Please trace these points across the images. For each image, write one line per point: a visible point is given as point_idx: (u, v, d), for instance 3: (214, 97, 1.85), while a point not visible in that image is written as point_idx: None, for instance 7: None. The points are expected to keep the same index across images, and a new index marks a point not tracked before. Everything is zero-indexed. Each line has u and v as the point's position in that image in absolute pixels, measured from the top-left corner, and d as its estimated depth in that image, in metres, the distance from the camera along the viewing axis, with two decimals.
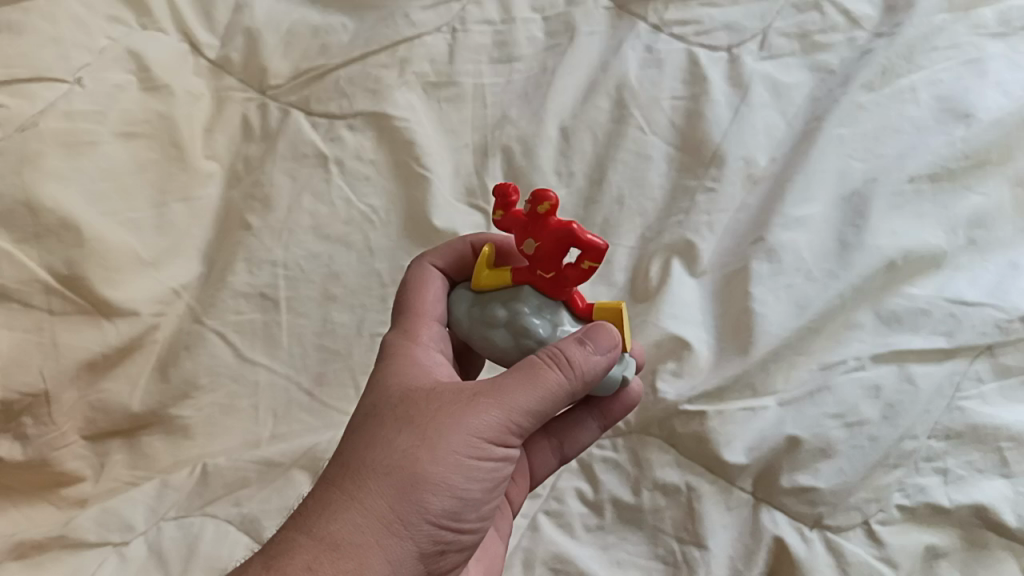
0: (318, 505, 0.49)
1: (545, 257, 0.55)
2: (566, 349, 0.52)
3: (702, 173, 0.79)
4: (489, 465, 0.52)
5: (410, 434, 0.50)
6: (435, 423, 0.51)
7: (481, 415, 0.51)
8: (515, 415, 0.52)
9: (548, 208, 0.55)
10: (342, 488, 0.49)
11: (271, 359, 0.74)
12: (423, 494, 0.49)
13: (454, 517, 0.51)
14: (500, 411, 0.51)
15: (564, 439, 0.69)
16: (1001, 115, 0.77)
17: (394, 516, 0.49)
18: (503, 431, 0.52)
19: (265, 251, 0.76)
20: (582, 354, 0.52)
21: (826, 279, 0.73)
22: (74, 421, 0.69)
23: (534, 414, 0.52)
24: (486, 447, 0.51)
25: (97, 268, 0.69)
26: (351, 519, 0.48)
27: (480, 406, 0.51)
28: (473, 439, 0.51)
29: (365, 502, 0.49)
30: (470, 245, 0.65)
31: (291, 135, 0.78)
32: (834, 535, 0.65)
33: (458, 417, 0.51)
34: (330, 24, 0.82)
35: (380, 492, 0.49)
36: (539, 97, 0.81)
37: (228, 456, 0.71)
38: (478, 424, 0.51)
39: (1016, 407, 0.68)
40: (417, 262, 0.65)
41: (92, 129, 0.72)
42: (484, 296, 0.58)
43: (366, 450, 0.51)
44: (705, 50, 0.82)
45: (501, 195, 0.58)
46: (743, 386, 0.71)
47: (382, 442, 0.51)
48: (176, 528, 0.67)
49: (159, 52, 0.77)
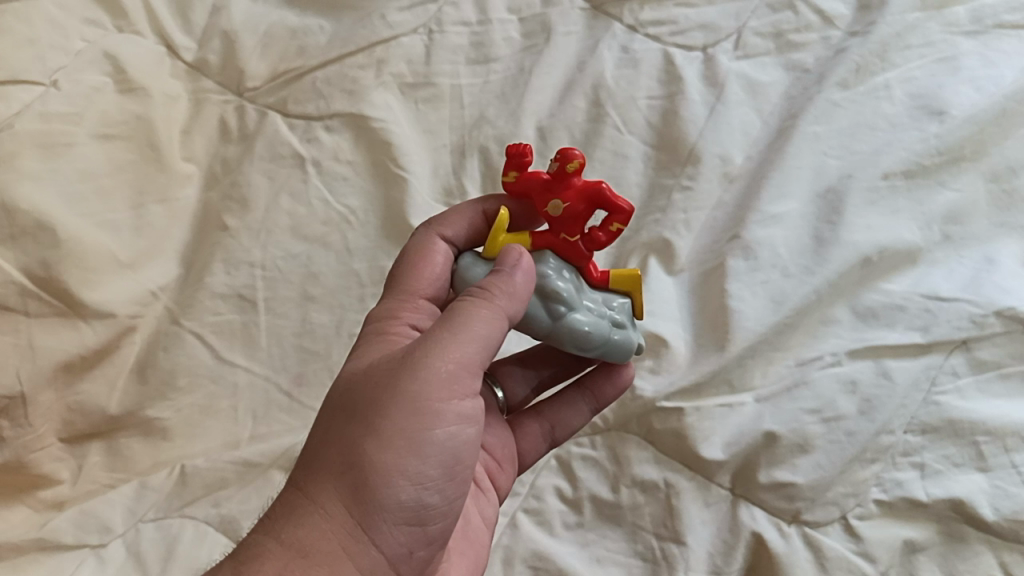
0: (282, 515, 0.50)
1: (572, 219, 0.57)
2: (488, 281, 0.53)
3: (679, 171, 0.79)
4: (440, 436, 0.50)
5: (354, 424, 0.50)
6: (376, 406, 0.50)
7: (417, 386, 0.50)
8: (454, 374, 0.50)
9: (576, 167, 0.57)
10: (301, 494, 0.50)
11: (250, 360, 0.74)
12: (375, 483, 0.49)
13: (417, 501, 0.50)
14: (435, 376, 0.50)
15: (555, 422, 0.71)
16: (974, 110, 0.77)
17: (353, 515, 0.49)
18: (445, 398, 0.50)
19: (243, 252, 0.76)
20: (504, 280, 0.53)
21: (801, 275, 0.74)
22: (51, 423, 0.69)
23: (473, 366, 0.51)
24: (431, 418, 0.50)
25: (73, 269, 0.69)
26: (311, 527, 0.49)
27: (415, 376, 0.50)
28: (414, 412, 0.50)
29: (323, 505, 0.49)
30: (483, 212, 0.65)
31: (269, 136, 0.79)
32: (812, 530, 0.66)
33: (396, 394, 0.50)
34: (307, 26, 0.83)
35: (336, 493, 0.49)
36: (516, 97, 0.81)
37: (206, 457, 0.71)
38: (415, 395, 0.50)
39: (992, 401, 0.68)
40: (426, 231, 0.64)
41: (69, 131, 0.72)
42: None
43: (320, 450, 0.51)
44: (681, 50, 0.83)
45: (518, 156, 0.60)
46: (721, 381, 0.71)
47: (333, 438, 0.51)
48: (154, 530, 0.68)
49: (136, 55, 0.77)
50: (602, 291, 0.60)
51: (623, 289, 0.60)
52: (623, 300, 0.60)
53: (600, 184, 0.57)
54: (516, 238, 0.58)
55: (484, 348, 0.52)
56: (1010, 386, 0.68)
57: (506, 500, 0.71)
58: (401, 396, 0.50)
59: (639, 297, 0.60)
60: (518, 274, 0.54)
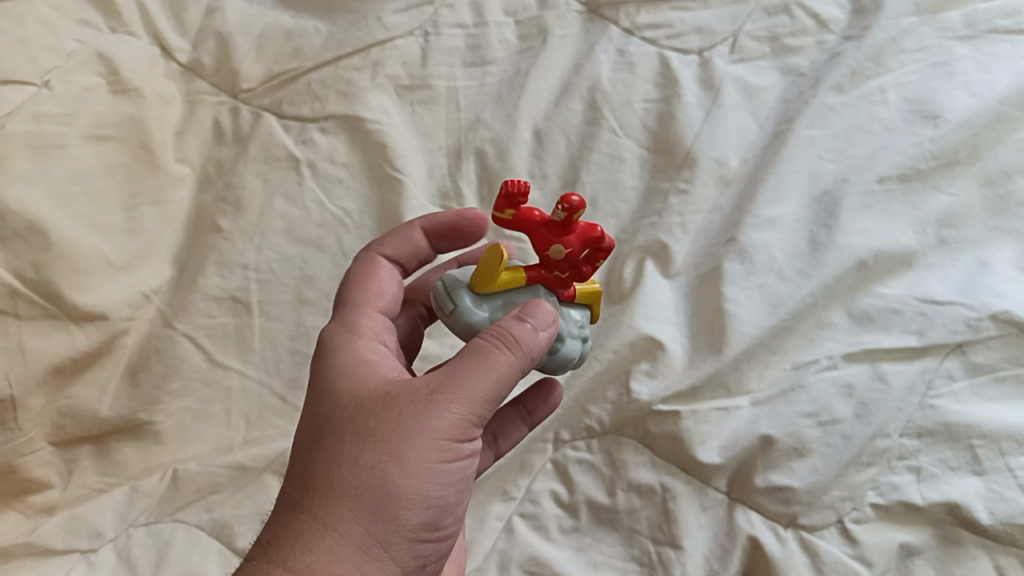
0: (291, 537, 0.48)
1: (569, 261, 0.57)
2: (511, 327, 0.53)
3: (675, 174, 0.79)
4: (458, 466, 0.52)
5: (373, 450, 0.50)
6: (398, 434, 0.50)
7: (443, 418, 0.50)
8: (475, 409, 0.51)
9: (580, 214, 0.56)
10: (314, 516, 0.48)
11: (243, 363, 0.73)
12: (398, 507, 0.49)
13: (431, 527, 0.51)
14: (460, 411, 0.51)
15: (497, 434, 0.70)
16: (968, 115, 0.77)
17: (373, 539, 0.49)
18: (467, 431, 0.52)
19: (237, 254, 0.75)
20: (524, 330, 0.53)
21: (797, 278, 0.73)
22: (41, 426, 0.68)
23: (492, 401, 0.52)
24: (453, 451, 0.51)
25: (63, 271, 0.68)
26: (328, 550, 0.47)
27: (442, 409, 0.50)
28: (439, 444, 0.50)
29: (342, 529, 0.48)
30: (425, 236, 0.69)
31: (263, 137, 0.78)
32: (809, 534, 0.66)
33: (419, 425, 0.50)
34: (303, 27, 0.82)
35: (354, 516, 0.48)
36: (512, 99, 0.81)
37: (200, 461, 0.70)
38: (439, 428, 0.50)
39: (987, 404, 0.68)
40: (366, 254, 0.67)
41: (60, 132, 0.72)
42: (495, 297, 0.57)
43: (332, 472, 0.50)
44: (677, 53, 0.83)
45: (513, 195, 0.56)
46: (717, 385, 0.71)
47: (346, 462, 0.50)
48: (145, 535, 0.67)
49: (129, 55, 0.77)
50: (568, 305, 0.60)
51: (585, 301, 0.61)
52: (585, 313, 0.61)
53: (596, 231, 0.57)
54: (513, 275, 0.57)
55: (503, 389, 0.53)
56: (1004, 390, 0.69)
57: (502, 505, 0.70)
58: (425, 426, 0.50)
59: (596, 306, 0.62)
60: (541, 324, 0.54)
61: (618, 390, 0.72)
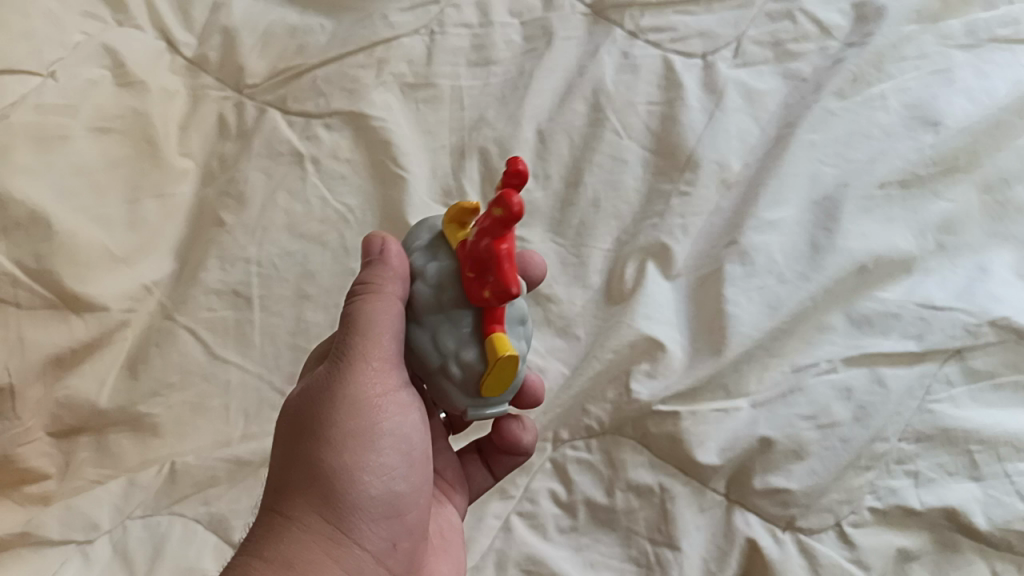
0: (263, 534, 0.54)
1: (473, 256, 0.52)
2: (364, 274, 0.56)
3: (677, 176, 0.80)
4: (386, 427, 0.56)
5: (304, 442, 0.56)
6: (320, 420, 0.55)
7: (356, 385, 0.55)
8: (376, 366, 0.55)
9: (496, 213, 0.49)
10: (278, 512, 0.55)
11: (243, 358, 0.73)
12: (346, 487, 0.55)
13: (386, 492, 0.56)
14: (362, 375, 0.55)
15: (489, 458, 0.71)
16: (968, 122, 0.78)
17: (329, 523, 0.55)
18: (385, 388, 0.56)
19: (238, 248, 0.75)
20: (377, 266, 0.55)
21: (797, 280, 0.74)
22: (40, 417, 0.68)
23: (390, 351, 0.55)
24: (374, 413, 0.56)
25: (65, 263, 0.68)
26: (295, 540, 0.54)
27: (351, 376, 0.55)
28: (360, 411, 0.55)
29: (301, 518, 0.54)
30: None
31: (267, 133, 0.78)
32: (807, 537, 0.66)
33: (331, 405, 0.55)
34: (308, 25, 0.83)
35: (307, 506, 0.54)
36: (516, 99, 0.81)
37: (197, 455, 0.70)
38: (349, 399, 0.55)
39: (985, 410, 0.68)
40: None
41: (64, 123, 0.72)
42: (436, 239, 0.56)
43: (282, 475, 0.56)
44: (680, 57, 0.83)
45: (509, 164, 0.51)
46: (717, 386, 0.71)
47: (290, 461, 0.56)
48: (142, 528, 0.67)
49: (134, 50, 0.78)
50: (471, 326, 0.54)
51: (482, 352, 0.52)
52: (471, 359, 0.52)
53: (495, 246, 0.49)
54: (455, 237, 0.55)
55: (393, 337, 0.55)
56: (1002, 396, 0.69)
57: (500, 503, 0.71)
58: (343, 401, 0.55)
59: (491, 373, 0.52)
60: (392, 253, 0.56)
61: (618, 390, 0.72)
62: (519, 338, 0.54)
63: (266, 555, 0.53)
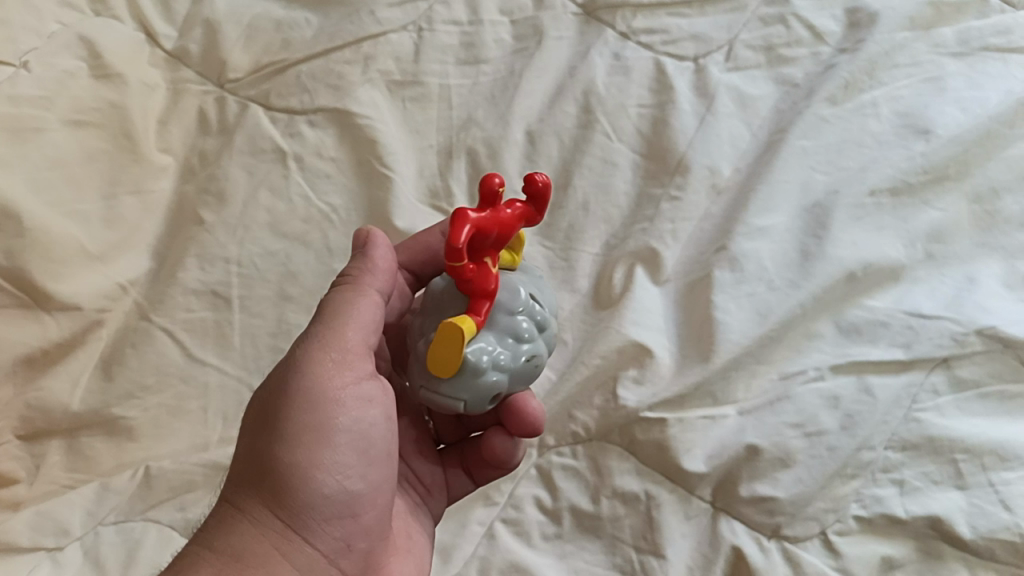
0: (213, 528, 0.53)
1: None
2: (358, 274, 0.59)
3: (668, 181, 0.79)
4: (346, 425, 0.54)
5: (260, 433, 0.54)
6: (276, 411, 0.54)
7: (318, 378, 0.54)
8: (345, 361, 0.55)
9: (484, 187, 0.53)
10: (230, 506, 0.53)
11: (222, 360, 0.71)
12: (297, 484, 0.53)
13: (341, 493, 0.54)
14: (331, 366, 0.55)
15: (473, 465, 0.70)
16: (959, 132, 0.77)
17: (282, 519, 0.53)
18: (346, 382, 0.55)
19: (218, 247, 0.73)
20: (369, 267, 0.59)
21: (787, 288, 0.73)
22: (9, 420, 0.66)
23: (361, 345, 0.56)
24: (334, 407, 0.54)
25: (38, 260, 0.66)
26: (244, 534, 0.52)
27: (314, 369, 0.54)
28: (316, 405, 0.54)
29: (251, 511, 0.53)
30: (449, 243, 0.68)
31: (249, 129, 0.76)
32: (791, 545, 0.66)
33: (292, 396, 0.54)
34: (293, 19, 0.81)
35: (257, 499, 0.53)
36: (506, 99, 0.80)
37: (174, 459, 0.68)
38: (312, 391, 0.54)
39: (971, 419, 0.68)
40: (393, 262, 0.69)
41: (38, 115, 0.70)
42: None
43: (237, 465, 0.55)
44: (672, 59, 0.82)
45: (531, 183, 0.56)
46: (704, 394, 0.70)
47: (245, 451, 0.54)
48: (114, 534, 0.65)
49: (113, 41, 0.76)
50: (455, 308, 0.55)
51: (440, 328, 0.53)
52: None
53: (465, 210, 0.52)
54: None
55: (365, 331, 0.57)
56: (988, 406, 0.69)
57: (483, 510, 0.70)
58: (299, 395, 0.54)
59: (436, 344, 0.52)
60: (379, 255, 0.60)
61: (605, 396, 0.71)
62: (501, 346, 0.55)
63: (216, 547, 0.52)
